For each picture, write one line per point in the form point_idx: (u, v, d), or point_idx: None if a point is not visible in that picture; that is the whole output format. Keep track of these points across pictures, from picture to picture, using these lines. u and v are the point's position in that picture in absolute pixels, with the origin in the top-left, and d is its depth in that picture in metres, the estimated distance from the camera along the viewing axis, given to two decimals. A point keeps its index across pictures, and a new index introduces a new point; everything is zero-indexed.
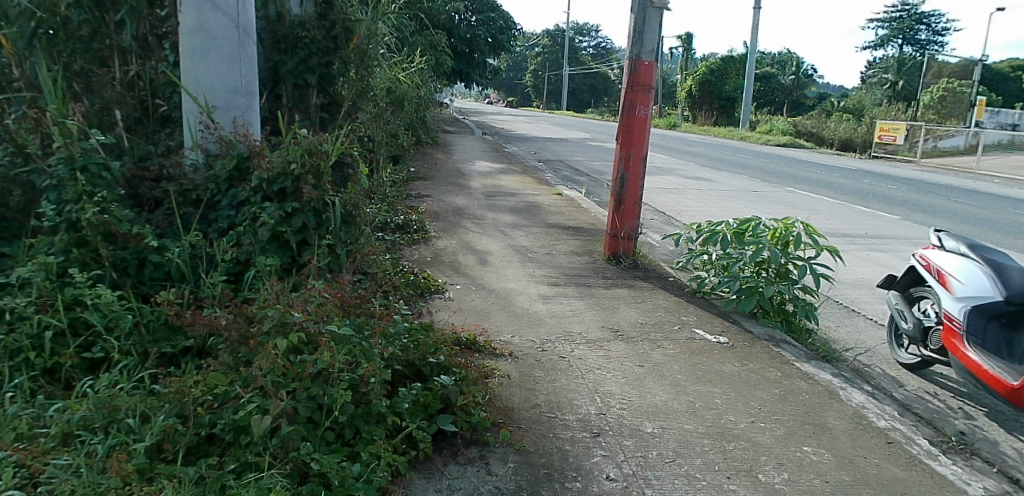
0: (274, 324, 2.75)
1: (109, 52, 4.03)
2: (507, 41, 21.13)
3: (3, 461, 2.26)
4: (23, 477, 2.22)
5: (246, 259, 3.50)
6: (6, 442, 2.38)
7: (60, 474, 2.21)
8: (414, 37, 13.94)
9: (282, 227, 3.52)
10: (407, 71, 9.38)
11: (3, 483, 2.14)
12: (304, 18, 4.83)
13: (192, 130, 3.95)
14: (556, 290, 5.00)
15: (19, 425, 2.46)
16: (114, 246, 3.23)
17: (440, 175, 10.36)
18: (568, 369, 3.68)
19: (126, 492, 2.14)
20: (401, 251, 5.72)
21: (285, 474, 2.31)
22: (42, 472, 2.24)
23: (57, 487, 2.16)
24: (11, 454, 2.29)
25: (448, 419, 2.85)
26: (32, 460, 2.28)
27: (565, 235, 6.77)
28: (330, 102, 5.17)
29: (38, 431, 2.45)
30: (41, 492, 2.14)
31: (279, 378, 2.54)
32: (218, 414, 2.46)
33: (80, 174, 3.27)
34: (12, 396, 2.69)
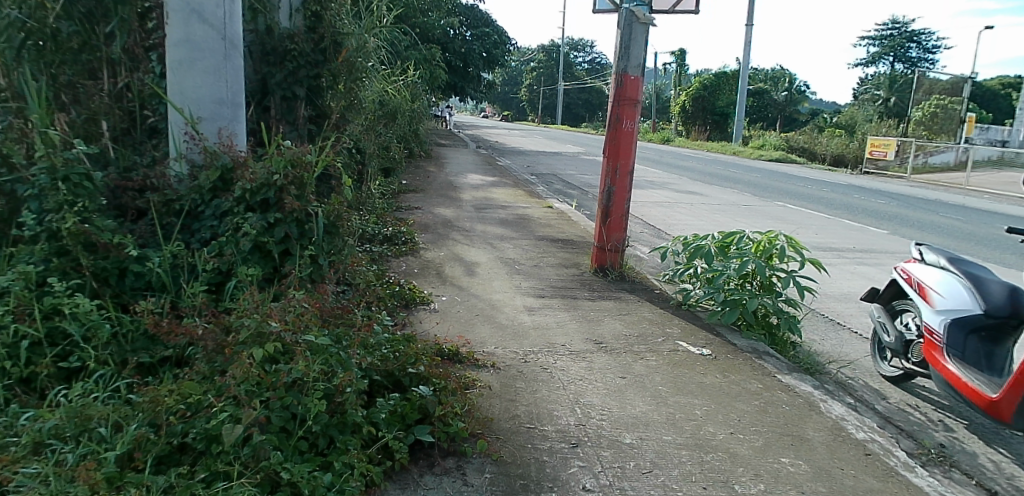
0: (251, 335, 2.76)
1: (97, 64, 4.05)
2: (501, 56, 21.27)
3: None
4: None
5: (227, 269, 3.50)
6: None
7: (28, 482, 2.18)
8: (409, 51, 14.02)
9: (264, 238, 3.52)
10: (398, 85, 9.40)
11: None
12: (293, 32, 4.86)
13: (178, 141, 3.96)
14: (542, 302, 5.00)
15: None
16: (94, 255, 3.22)
17: (432, 187, 10.39)
18: (550, 379, 3.69)
19: None
20: (388, 262, 5.73)
21: (256, 483, 2.30)
22: (10, 480, 2.20)
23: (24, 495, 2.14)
24: None
25: (426, 430, 2.84)
26: (1, 468, 2.25)
27: (553, 247, 6.79)
28: (318, 114, 5.19)
29: (10, 440, 2.43)
30: None
31: (253, 387, 2.54)
32: (190, 424, 2.46)
33: (61, 183, 3.25)
34: None
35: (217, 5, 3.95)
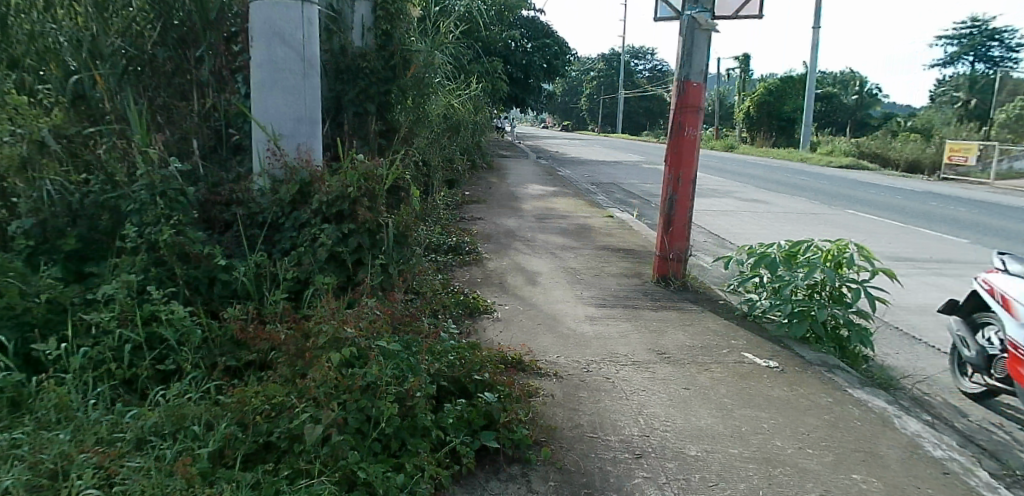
0: (328, 340, 2.92)
1: (188, 86, 4.34)
2: (562, 66, 21.37)
3: (83, 462, 2.41)
4: (101, 478, 2.37)
5: (305, 278, 3.69)
6: (88, 444, 2.53)
7: (133, 475, 2.37)
8: (471, 65, 14.28)
9: (338, 247, 3.70)
10: (461, 98, 9.60)
11: (84, 482, 2.29)
12: (365, 50, 5.09)
13: (261, 157, 4.19)
14: (604, 312, 5.04)
15: (99, 430, 2.62)
16: (187, 265, 3.47)
17: (494, 198, 10.55)
18: (613, 389, 3.72)
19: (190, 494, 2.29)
20: (452, 271, 5.88)
21: (334, 481, 2.43)
22: (117, 473, 2.39)
23: (131, 487, 2.30)
24: (91, 456, 2.45)
25: (491, 436, 2.93)
26: (109, 461, 2.44)
27: (615, 257, 6.80)
28: (388, 128, 5.37)
29: (117, 436, 2.60)
30: (116, 492, 2.29)
31: (331, 389, 2.69)
32: (274, 423, 2.62)
33: (159, 198, 3.51)
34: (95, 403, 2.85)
35: (296, 27, 4.18)
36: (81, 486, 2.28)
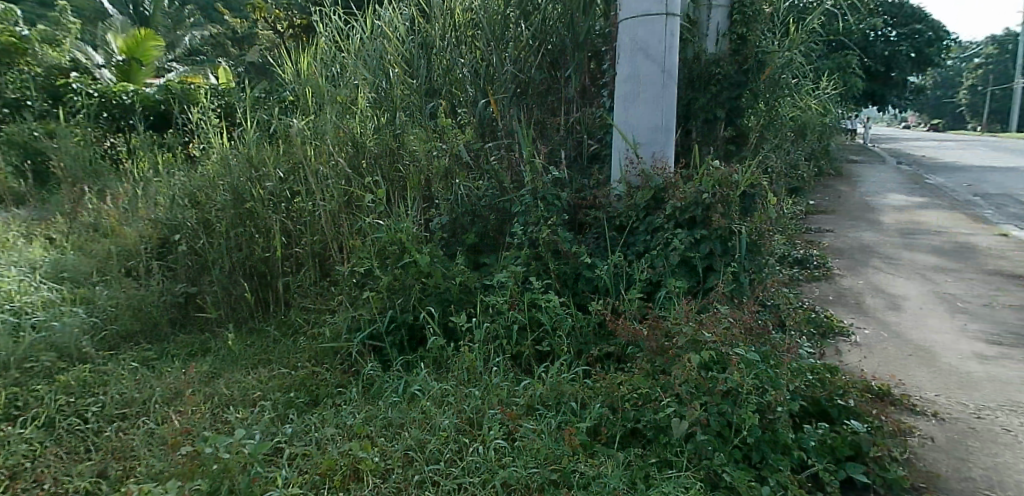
0: (687, 342, 2.95)
1: (557, 103, 4.77)
2: (936, 56, 18.44)
3: (492, 417, 2.80)
4: (504, 432, 2.74)
5: (658, 280, 3.79)
6: (493, 401, 2.92)
7: (530, 434, 2.69)
8: (824, 62, 13.14)
9: (692, 253, 3.74)
10: (814, 98, 8.89)
11: (494, 432, 2.68)
12: (720, 56, 5.02)
13: (620, 165, 4.41)
14: (999, 350, 4.22)
15: (501, 391, 2.99)
16: (559, 261, 3.84)
17: (845, 208, 9.58)
18: (1016, 445, 3.10)
19: (576, 460, 2.54)
20: (799, 286, 5.48)
21: (699, 479, 2.49)
22: (517, 430, 2.74)
23: (529, 443, 2.63)
24: (497, 412, 2.83)
25: (859, 469, 2.65)
26: (509, 421, 2.78)
27: (1012, 285, 5.64)
28: (738, 134, 5.25)
29: (513, 399, 2.96)
30: (518, 446, 2.64)
31: (694, 389, 2.70)
32: (641, 411, 2.73)
33: (539, 202, 3.93)
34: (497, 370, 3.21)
35: (660, 41, 4.33)
36: (491, 435, 2.67)
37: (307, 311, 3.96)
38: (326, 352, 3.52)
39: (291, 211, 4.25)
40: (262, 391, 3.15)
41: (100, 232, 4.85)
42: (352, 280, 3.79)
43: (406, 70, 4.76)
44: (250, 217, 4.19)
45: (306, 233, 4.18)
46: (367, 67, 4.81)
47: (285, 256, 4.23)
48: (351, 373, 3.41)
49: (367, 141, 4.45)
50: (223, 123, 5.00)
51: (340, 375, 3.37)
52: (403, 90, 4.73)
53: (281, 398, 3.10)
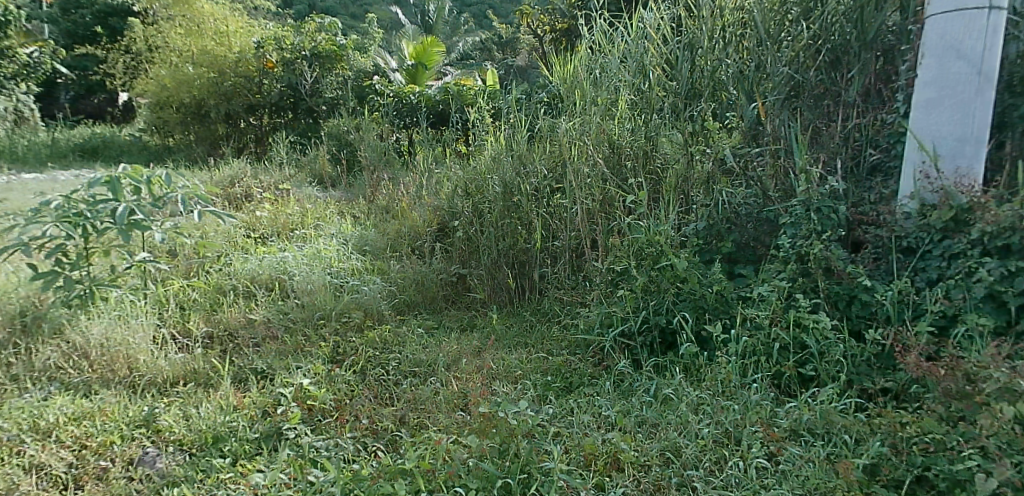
0: (997, 389, 2.00)
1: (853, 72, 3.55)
2: None
3: (750, 434, 2.28)
4: (764, 454, 2.22)
5: (953, 313, 2.49)
6: (750, 419, 2.36)
7: (795, 460, 2.16)
8: None
9: (1003, 287, 2.39)
10: None
11: (752, 451, 2.19)
12: None
13: None
14: None
15: (761, 410, 2.38)
16: None
17: None
18: None
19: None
20: None
21: None
22: (780, 454, 2.20)
23: (795, 470, 2.12)
24: (757, 429, 2.30)
25: None
26: (773, 443, 2.24)
27: None
28: None
29: (777, 419, 2.35)
30: (782, 470, 2.14)
31: (1005, 444, 1.93)
32: (933, 458, 2.04)
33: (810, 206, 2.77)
34: (756, 391, 2.51)
35: None
36: (750, 453, 2.19)
37: (561, 301, 3.40)
38: (575, 342, 3.03)
39: (551, 205, 3.57)
40: (523, 370, 2.80)
41: (391, 214, 4.71)
42: (605, 278, 3.10)
43: (670, 72, 3.46)
44: (516, 211, 3.60)
45: (566, 228, 3.47)
46: (628, 67, 3.61)
47: (542, 249, 3.57)
48: (602, 368, 2.86)
49: (625, 144, 3.42)
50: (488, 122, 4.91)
51: (591, 366, 2.86)
52: (663, 93, 3.46)
53: (541, 381, 2.75)
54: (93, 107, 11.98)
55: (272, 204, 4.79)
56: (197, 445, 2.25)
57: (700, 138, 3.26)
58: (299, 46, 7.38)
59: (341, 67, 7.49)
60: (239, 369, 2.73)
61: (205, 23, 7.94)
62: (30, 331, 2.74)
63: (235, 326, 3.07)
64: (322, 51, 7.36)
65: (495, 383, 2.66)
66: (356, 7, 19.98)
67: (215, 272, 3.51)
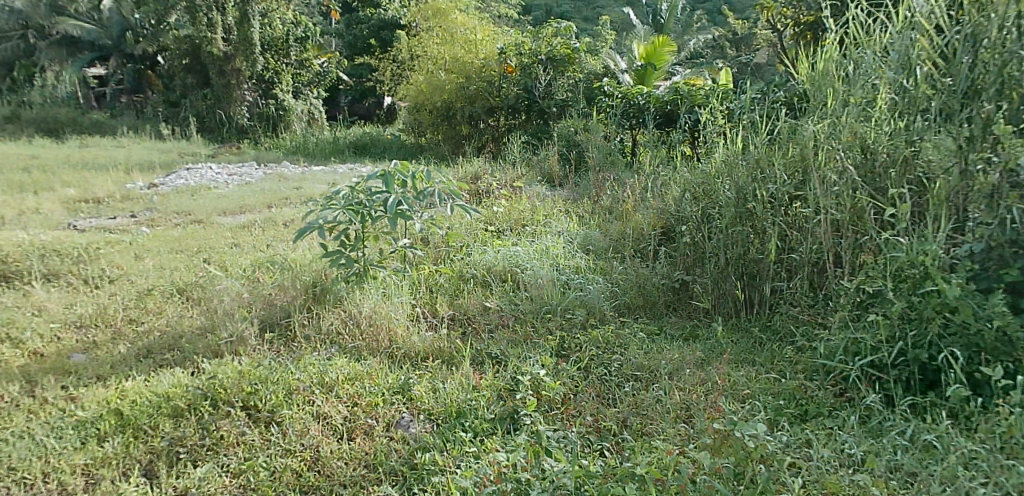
0: None
1: None
2: None
3: None
4: None
5: None
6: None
7: None
8: None
9: None
10: None
11: None
12: None
13: None
14: None
15: None
16: None
17: None
18: None
19: None
20: None
21: None
22: None
23: None
24: None
25: None
26: None
27: None
28: None
29: None
30: None
31: None
32: None
33: None
34: None
35: None
36: None
37: (798, 320, 3.20)
38: (813, 366, 2.83)
39: (792, 215, 3.33)
40: (753, 389, 2.69)
41: (614, 215, 4.74)
42: (853, 299, 2.87)
43: (943, 66, 2.85)
44: (750, 218, 3.43)
45: (806, 240, 3.25)
46: (891, 62, 3.06)
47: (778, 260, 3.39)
48: (845, 400, 2.64)
49: (880, 149, 3.07)
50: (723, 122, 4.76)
51: (833, 397, 2.64)
52: (932, 91, 2.88)
53: (771, 402, 2.62)
54: (364, 108, 13.52)
55: (507, 200, 5.09)
56: (443, 417, 2.50)
57: (984, 146, 2.69)
58: (536, 50, 7.75)
59: (573, 70, 7.72)
60: (478, 352, 2.98)
61: (456, 33, 8.70)
62: (319, 299, 3.27)
63: (474, 312, 3.33)
64: (557, 56, 7.68)
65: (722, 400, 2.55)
66: (588, 9, 20.39)
67: (459, 261, 3.84)
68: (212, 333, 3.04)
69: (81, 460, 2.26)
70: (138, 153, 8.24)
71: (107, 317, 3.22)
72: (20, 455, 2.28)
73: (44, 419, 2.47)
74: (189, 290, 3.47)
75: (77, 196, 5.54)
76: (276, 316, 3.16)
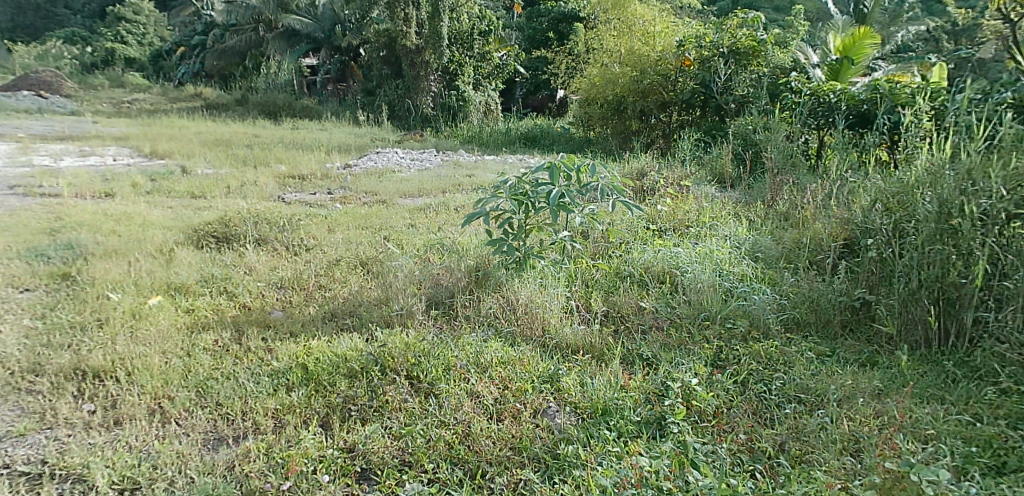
0: None
1: None
2: None
3: None
4: None
5: None
6: None
7: None
8: None
9: None
10: None
11: None
12: None
13: None
14: None
15: None
16: None
17: None
18: None
19: None
20: None
21: None
22: None
23: None
24: None
25: None
26: None
27: None
28: None
29: None
30: None
31: None
32: None
33: None
34: None
35: None
36: None
37: (1004, 359, 2.76)
38: (1022, 414, 2.45)
39: (1008, 236, 2.91)
40: (938, 430, 2.40)
41: (790, 222, 4.49)
42: None
43: None
44: (952, 235, 2.98)
45: None
46: None
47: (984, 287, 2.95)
48: None
49: None
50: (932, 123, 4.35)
51: None
52: None
53: (961, 448, 2.32)
54: (537, 101, 13.60)
55: (672, 199, 5.02)
56: (588, 412, 2.58)
57: None
58: (718, 43, 7.40)
59: (757, 64, 7.31)
60: (628, 351, 3.01)
61: (634, 25, 8.62)
62: (481, 283, 3.48)
63: (627, 311, 3.35)
64: (741, 48, 7.29)
65: (899, 437, 2.33)
66: None
67: (617, 257, 3.90)
68: (386, 305, 3.34)
69: (272, 405, 2.60)
70: (338, 136, 9.11)
71: (302, 281, 3.65)
72: (226, 393, 2.67)
73: (248, 364, 2.86)
74: (371, 264, 3.83)
75: (285, 171, 6.28)
76: (442, 295, 3.41)
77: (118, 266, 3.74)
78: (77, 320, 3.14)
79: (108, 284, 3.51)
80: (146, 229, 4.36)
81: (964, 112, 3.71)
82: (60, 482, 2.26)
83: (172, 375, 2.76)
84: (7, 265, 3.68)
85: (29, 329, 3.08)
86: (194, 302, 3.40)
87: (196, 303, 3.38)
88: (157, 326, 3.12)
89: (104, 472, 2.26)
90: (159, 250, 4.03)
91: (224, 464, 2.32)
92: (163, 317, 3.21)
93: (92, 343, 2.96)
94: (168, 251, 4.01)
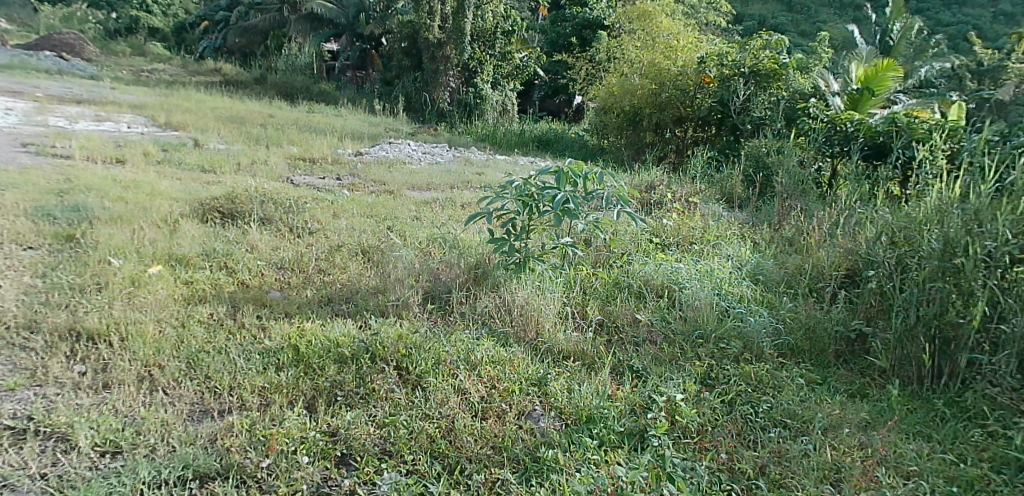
0: None
1: None
2: None
3: None
4: None
5: None
6: None
7: None
8: None
9: None
10: None
11: None
12: None
13: None
14: None
15: None
16: None
17: None
18: None
19: None
20: None
21: None
22: None
23: None
24: None
25: None
26: None
27: None
28: None
29: None
30: None
31: None
32: None
33: None
34: None
35: None
36: None
37: (994, 402, 2.76)
38: (1006, 459, 2.45)
39: (1010, 280, 2.90)
40: (920, 467, 2.39)
41: (794, 247, 4.47)
42: None
43: None
44: (955, 274, 2.96)
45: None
46: None
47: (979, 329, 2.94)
48: None
49: None
50: (947, 161, 4.33)
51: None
52: None
53: (942, 487, 2.31)
54: (554, 105, 13.79)
55: (678, 215, 5.02)
56: (573, 419, 2.58)
57: None
58: (739, 63, 7.39)
59: (776, 87, 7.27)
60: (618, 362, 3.01)
61: (658, 38, 8.59)
62: (479, 281, 3.49)
63: (623, 322, 3.35)
64: (762, 69, 7.26)
65: (880, 471, 2.33)
66: (807, 24, 19.30)
67: (618, 268, 3.90)
68: (382, 294, 3.36)
69: (260, 382, 2.62)
70: (353, 123, 9.15)
71: (302, 264, 3.67)
72: (216, 367, 2.69)
73: (241, 341, 2.89)
74: (371, 253, 3.84)
75: (297, 153, 6.32)
76: (439, 290, 3.42)
77: (122, 232, 3.77)
78: (76, 282, 3.17)
79: (110, 249, 3.54)
80: (153, 198, 4.39)
81: (977, 152, 3.68)
82: (44, 440, 2.29)
83: (164, 345, 2.78)
84: (14, 222, 3.72)
85: (29, 286, 3.12)
86: (193, 274, 3.42)
87: (195, 276, 3.40)
88: (154, 295, 3.14)
89: (87, 433, 2.29)
90: (164, 221, 4.06)
91: (207, 436, 2.35)
92: (161, 286, 3.23)
93: (90, 305, 2.99)
94: (172, 222, 4.04)
